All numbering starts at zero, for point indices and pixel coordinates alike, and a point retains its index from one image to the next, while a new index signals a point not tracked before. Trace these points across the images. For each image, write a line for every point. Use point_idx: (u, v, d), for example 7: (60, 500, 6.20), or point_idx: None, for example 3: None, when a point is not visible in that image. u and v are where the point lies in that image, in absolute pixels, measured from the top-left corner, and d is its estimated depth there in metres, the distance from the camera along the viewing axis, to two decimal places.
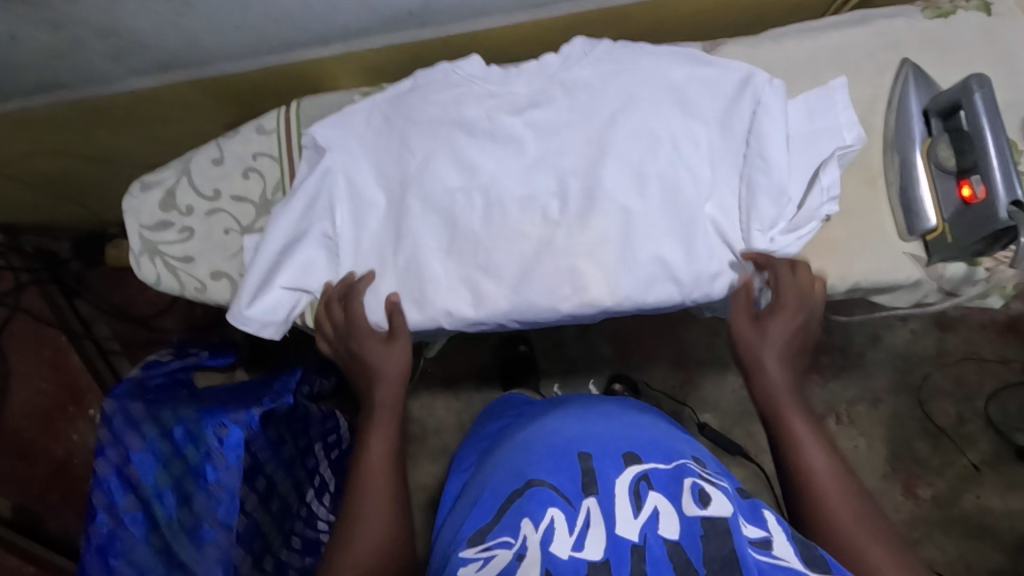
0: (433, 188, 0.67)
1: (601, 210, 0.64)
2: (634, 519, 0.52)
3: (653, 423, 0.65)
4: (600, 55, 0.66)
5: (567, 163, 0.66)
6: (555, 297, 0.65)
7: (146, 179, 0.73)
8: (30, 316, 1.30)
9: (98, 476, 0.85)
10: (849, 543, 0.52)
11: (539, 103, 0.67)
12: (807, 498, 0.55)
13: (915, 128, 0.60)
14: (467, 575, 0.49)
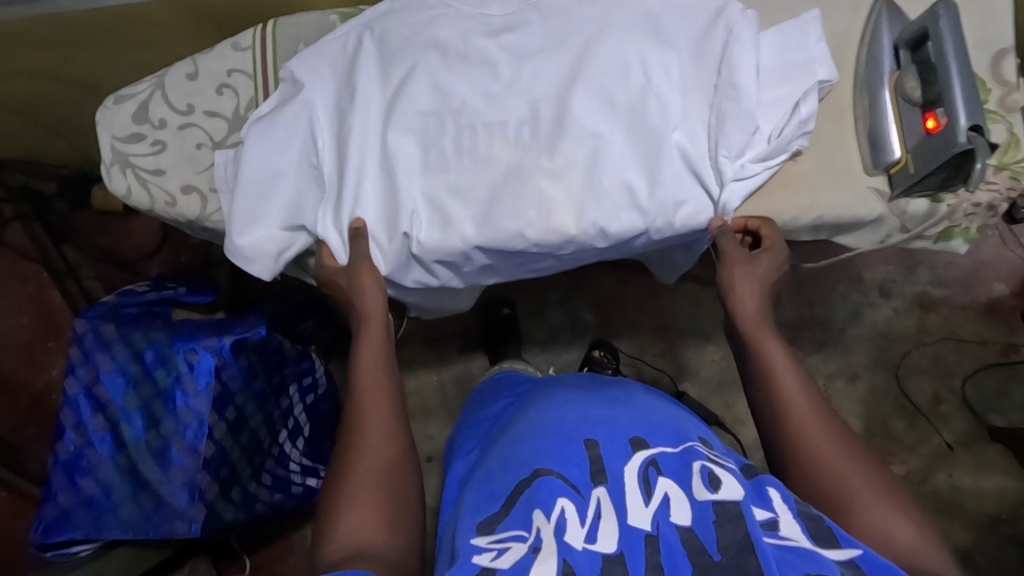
0: (405, 109, 0.65)
1: (569, 136, 0.63)
2: (645, 508, 0.52)
3: (657, 407, 0.66)
4: None
5: (543, 89, 0.64)
6: (521, 221, 0.63)
7: (120, 92, 0.73)
8: (14, 251, 1.34)
9: (68, 395, 0.86)
10: (824, 462, 0.53)
11: (515, 27, 0.66)
12: (784, 421, 0.56)
13: (884, 61, 0.61)
14: (481, 561, 0.48)
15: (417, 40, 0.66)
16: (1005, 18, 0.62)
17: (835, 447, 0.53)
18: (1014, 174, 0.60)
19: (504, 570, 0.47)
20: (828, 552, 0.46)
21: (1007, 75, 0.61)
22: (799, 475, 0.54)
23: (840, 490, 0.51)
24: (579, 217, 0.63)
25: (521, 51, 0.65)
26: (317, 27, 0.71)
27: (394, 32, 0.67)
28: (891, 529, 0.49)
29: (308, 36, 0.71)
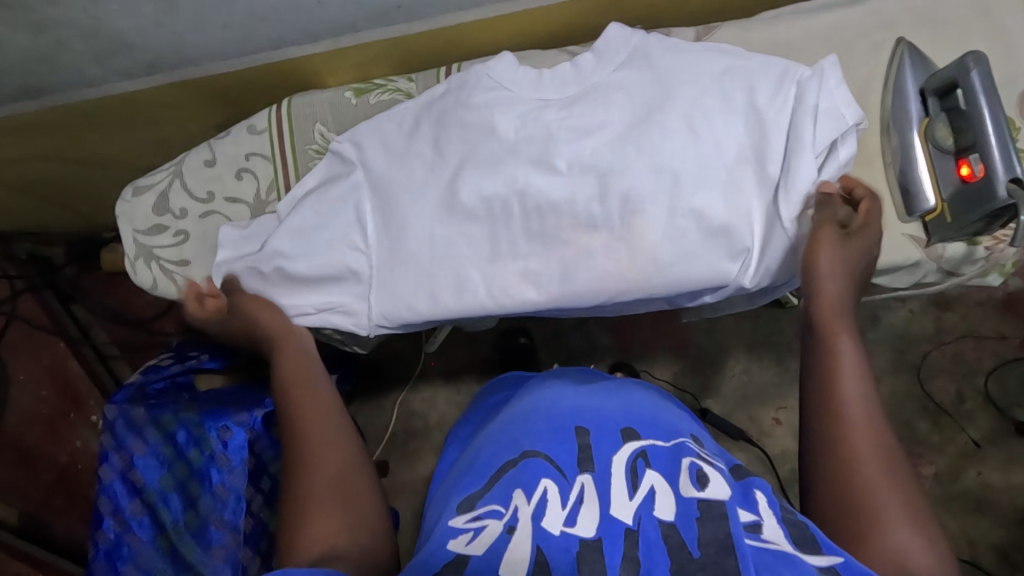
0: (466, 192, 0.67)
1: (642, 217, 0.66)
2: (628, 500, 0.54)
3: (647, 397, 0.69)
4: (631, 59, 0.66)
5: (602, 166, 0.66)
6: (599, 287, 0.67)
7: (139, 183, 0.73)
8: (28, 323, 1.30)
9: (104, 482, 0.86)
10: (861, 463, 0.51)
11: (569, 107, 0.67)
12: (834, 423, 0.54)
13: (911, 106, 0.60)
14: (456, 547, 0.50)
15: (473, 127, 0.67)
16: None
17: (865, 439, 0.52)
18: None
19: (477, 554, 0.49)
20: (809, 558, 0.47)
21: None
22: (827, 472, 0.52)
23: (861, 487, 0.50)
24: (660, 283, 0.66)
25: (577, 135, 0.67)
26: (334, 106, 0.72)
27: (453, 116, 0.68)
28: (900, 525, 0.48)
29: (324, 115, 0.71)
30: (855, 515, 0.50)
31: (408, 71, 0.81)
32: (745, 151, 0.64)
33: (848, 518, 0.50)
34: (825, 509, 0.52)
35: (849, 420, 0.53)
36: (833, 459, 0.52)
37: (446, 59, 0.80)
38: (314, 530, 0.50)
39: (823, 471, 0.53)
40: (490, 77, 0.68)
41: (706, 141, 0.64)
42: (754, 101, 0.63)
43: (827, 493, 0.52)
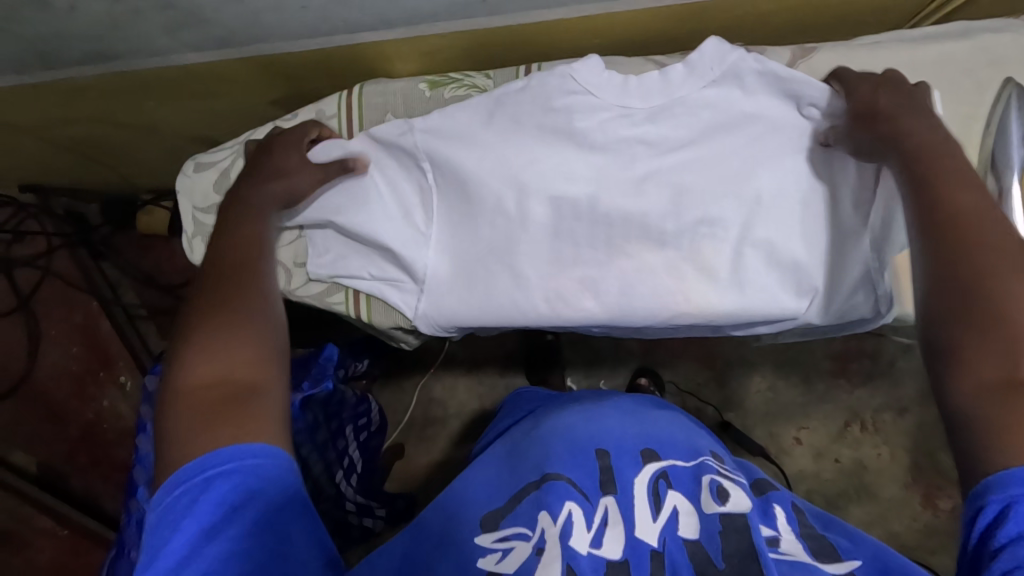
0: (538, 194, 0.66)
1: (711, 240, 0.65)
2: (653, 522, 0.55)
3: (669, 418, 0.68)
4: (726, 77, 0.63)
5: (678, 187, 0.65)
6: (664, 309, 0.66)
7: (201, 159, 0.71)
8: (63, 280, 1.31)
9: (141, 452, 0.86)
10: (998, 320, 0.46)
11: (653, 122, 0.64)
12: (968, 271, 0.48)
13: (1015, 152, 0.60)
14: (486, 566, 0.52)
15: (548, 130, 0.65)
16: None
17: (1009, 269, 0.47)
18: None
19: (508, 572, 0.51)
20: (827, 566, 0.51)
21: None
22: (944, 340, 0.47)
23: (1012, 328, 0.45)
24: (728, 316, 0.65)
25: (658, 154, 0.65)
26: (405, 99, 0.69)
27: (531, 117, 0.65)
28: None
29: (395, 106, 0.69)
30: (993, 389, 0.43)
31: (479, 65, 0.79)
32: (833, 189, 0.64)
33: (997, 357, 0.44)
34: (956, 366, 0.46)
35: (988, 269, 0.48)
36: (966, 318, 0.47)
37: (519, 55, 0.77)
38: (210, 362, 0.50)
39: (965, 308, 0.47)
40: (576, 78, 0.64)
41: (790, 173, 0.64)
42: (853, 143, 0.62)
43: (962, 349, 0.46)
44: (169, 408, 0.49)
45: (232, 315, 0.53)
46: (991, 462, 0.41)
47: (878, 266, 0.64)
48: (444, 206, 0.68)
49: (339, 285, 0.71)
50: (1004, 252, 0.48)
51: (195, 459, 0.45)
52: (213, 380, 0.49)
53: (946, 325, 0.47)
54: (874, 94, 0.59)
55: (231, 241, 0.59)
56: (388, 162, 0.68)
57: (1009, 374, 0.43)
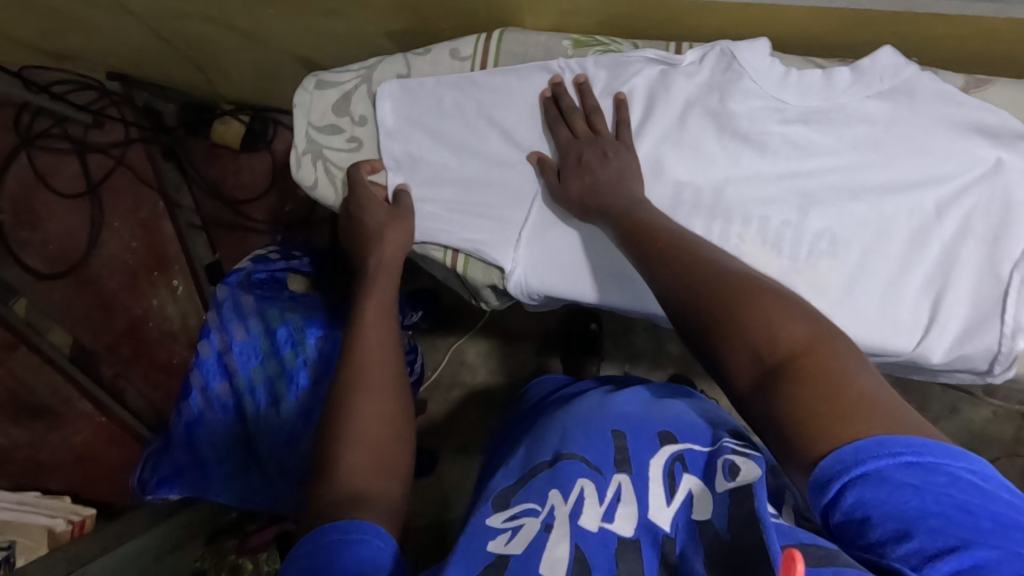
0: (660, 176, 0.64)
1: (829, 256, 0.61)
2: (666, 507, 0.47)
3: (701, 409, 0.59)
4: (891, 92, 0.60)
5: (810, 195, 0.62)
6: None
7: (323, 77, 0.70)
8: (133, 171, 1.31)
9: (201, 356, 0.87)
10: (731, 309, 0.44)
11: (805, 123, 0.61)
12: (693, 264, 0.49)
13: None
14: (495, 548, 0.45)
15: (690, 110, 0.63)
16: None
17: (716, 280, 0.47)
18: None
19: (516, 554, 0.44)
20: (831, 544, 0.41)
21: None
22: (708, 353, 0.44)
23: (722, 305, 0.44)
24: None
25: (800, 156, 0.62)
26: (547, 52, 0.66)
27: (682, 93, 0.63)
28: (791, 335, 0.41)
29: (534, 57, 0.66)
30: (756, 375, 0.40)
31: (610, 35, 0.75)
32: (966, 225, 0.60)
33: (741, 348, 0.42)
34: (722, 366, 0.43)
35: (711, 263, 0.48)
36: (709, 323, 0.44)
37: (656, 33, 0.72)
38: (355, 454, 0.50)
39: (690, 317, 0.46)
40: (739, 59, 0.61)
41: (924, 198, 0.60)
42: (1010, 189, 0.59)
43: (727, 347, 0.43)
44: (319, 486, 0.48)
45: (370, 398, 0.53)
46: (819, 441, 0.35)
47: (1007, 327, 0.58)
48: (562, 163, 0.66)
49: (440, 247, 0.69)
50: (717, 267, 0.48)
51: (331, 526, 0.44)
52: (357, 467, 0.49)
53: (692, 335, 0.46)
54: None
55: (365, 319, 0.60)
56: (518, 106, 0.66)
57: (760, 359, 0.41)
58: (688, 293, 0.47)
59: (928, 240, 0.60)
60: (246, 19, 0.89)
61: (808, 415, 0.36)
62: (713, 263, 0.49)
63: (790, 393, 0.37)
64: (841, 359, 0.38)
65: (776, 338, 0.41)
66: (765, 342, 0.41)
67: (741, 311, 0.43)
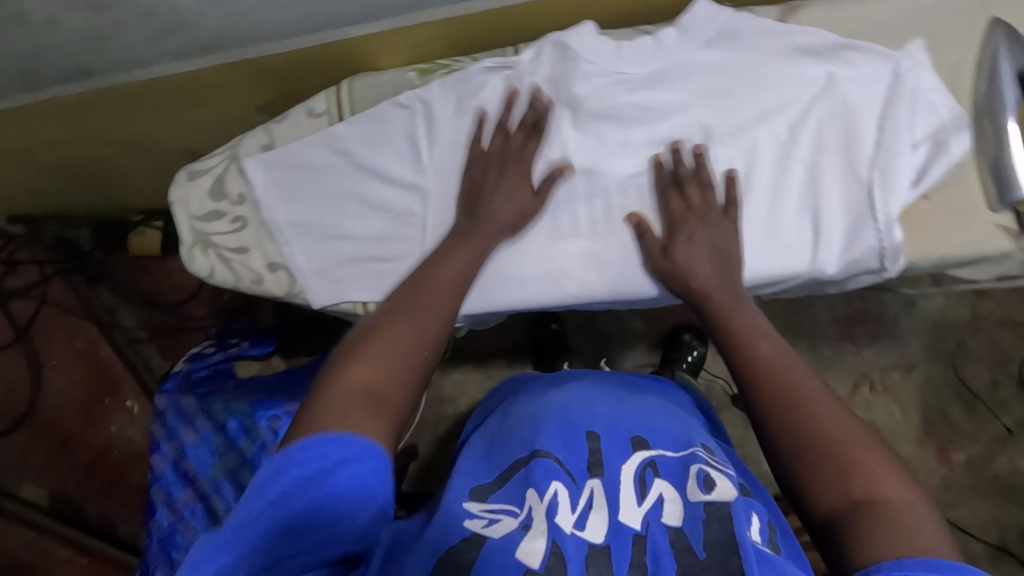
0: (534, 172, 0.65)
1: (709, 204, 0.64)
2: (636, 507, 0.47)
3: (665, 403, 0.60)
4: (718, 38, 0.63)
5: (676, 153, 0.64)
6: (665, 276, 0.64)
7: (194, 168, 0.70)
8: (59, 307, 1.30)
9: (157, 471, 0.86)
10: (827, 444, 0.45)
11: (649, 88, 0.64)
12: (784, 384, 0.50)
13: (1008, 93, 0.59)
14: (472, 526, 0.46)
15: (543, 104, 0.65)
16: None
17: (809, 404, 0.48)
18: None
19: (493, 539, 0.45)
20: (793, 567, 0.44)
21: None
22: (792, 472, 0.46)
23: (819, 439, 0.46)
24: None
25: (654, 118, 0.64)
26: (395, 87, 0.68)
27: (530, 92, 0.65)
28: (882, 483, 0.43)
29: (385, 95, 0.68)
30: (834, 511, 0.43)
31: (467, 53, 0.76)
32: (820, 140, 0.63)
33: (831, 481, 0.44)
34: (803, 493, 0.45)
35: (800, 390, 0.49)
36: (804, 451, 0.46)
37: (504, 40, 0.75)
38: (362, 371, 0.48)
39: (778, 431, 0.48)
40: (570, 44, 0.64)
41: (776, 126, 0.63)
42: (846, 97, 0.62)
43: (813, 476, 0.45)
44: (320, 392, 0.47)
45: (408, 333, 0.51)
46: (880, 553, 0.39)
47: (880, 223, 0.61)
48: (441, 188, 0.66)
49: (348, 301, 0.69)
50: (811, 391, 0.49)
51: (315, 434, 0.43)
52: (371, 382, 0.47)
53: (775, 451, 0.47)
54: (853, 67, 0.61)
55: (446, 265, 0.58)
56: (384, 146, 0.67)
57: (844, 495, 0.43)
58: (780, 414, 0.48)
59: (789, 163, 0.63)
60: (121, 127, 0.89)
61: (871, 550, 0.39)
62: (810, 384, 0.50)
63: (863, 535, 0.40)
64: (920, 517, 0.41)
65: (867, 480, 0.43)
66: (854, 481, 0.43)
67: (835, 450, 0.45)
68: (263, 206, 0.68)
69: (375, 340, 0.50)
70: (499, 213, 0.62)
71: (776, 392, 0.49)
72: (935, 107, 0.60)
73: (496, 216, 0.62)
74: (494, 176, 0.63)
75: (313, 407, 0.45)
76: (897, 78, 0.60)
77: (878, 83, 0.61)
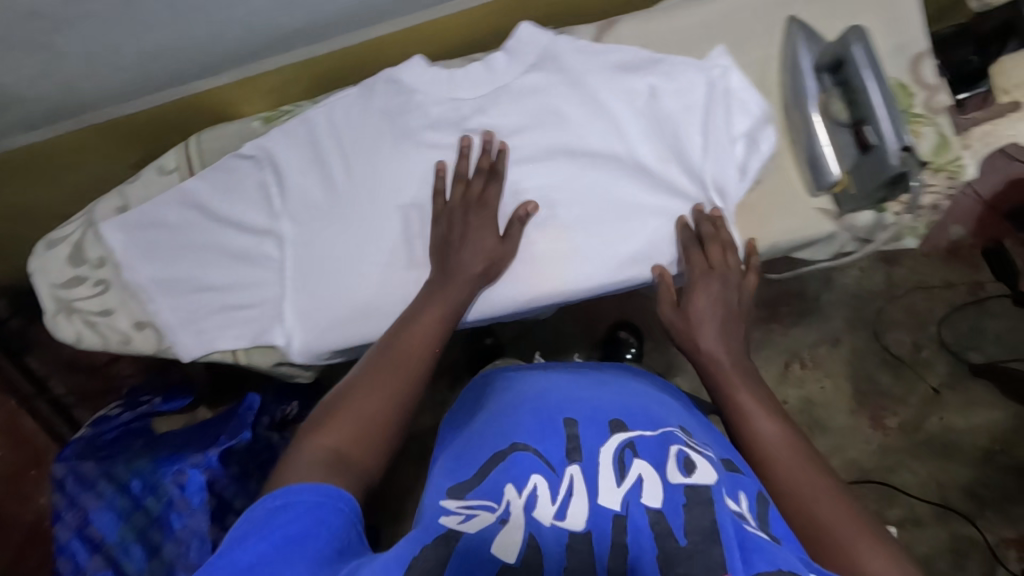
0: (382, 206, 0.67)
1: (552, 220, 0.65)
2: (616, 487, 0.46)
3: (643, 389, 0.60)
4: (542, 61, 0.66)
5: (516, 173, 0.66)
6: (517, 294, 0.65)
7: (53, 236, 0.71)
8: None
9: (60, 541, 0.85)
10: (833, 529, 0.47)
11: (481, 114, 0.66)
12: (797, 467, 0.51)
13: (810, 84, 0.61)
14: (449, 523, 0.44)
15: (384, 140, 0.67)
16: (916, 25, 0.62)
17: (819, 488, 0.49)
18: (949, 174, 0.61)
19: (470, 534, 0.43)
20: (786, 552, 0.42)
21: (928, 78, 0.61)
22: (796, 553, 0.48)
23: (818, 524, 0.47)
24: (583, 290, 0.64)
25: (490, 141, 0.66)
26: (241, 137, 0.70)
27: (372, 130, 0.67)
28: (877, 572, 0.44)
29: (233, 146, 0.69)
30: None
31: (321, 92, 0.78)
32: (652, 149, 0.65)
33: (837, 571, 0.45)
34: None
35: (808, 473, 0.50)
36: (806, 534, 0.48)
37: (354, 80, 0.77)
38: (333, 435, 0.49)
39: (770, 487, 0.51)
40: (402, 79, 0.67)
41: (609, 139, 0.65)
42: (667, 106, 0.64)
43: (816, 562, 0.46)
44: (292, 456, 0.48)
45: (381, 399, 0.52)
46: None
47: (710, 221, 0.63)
48: (295, 231, 0.68)
49: (215, 351, 0.69)
50: (821, 479, 0.50)
51: (285, 490, 0.44)
52: (341, 448, 0.48)
53: (782, 532, 0.49)
54: (670, 76, 0.64)
55: (417, 318, 0.59)
56: (236, 196, 0.68)
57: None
58: (786, 496, 0.50)
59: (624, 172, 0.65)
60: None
61: None
62: (825, 474, 0.51)
63: None
64: None
65: (864, 569, 0.44)
66: (855, 571, 0.44)
67: (840, 538, 0.46)
68: (123, 267, 0.69)
69: (350, 403, 0.52)
70: (467, 262, 0.62)
71: (781, 480, 0.51)
72: (746, 109, 0.63)
73: (464, 268, 0.62)
74: (464, 243, 0.62)
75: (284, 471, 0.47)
76: (708, 81, 0.63)
77: (693, 88, 0.64)
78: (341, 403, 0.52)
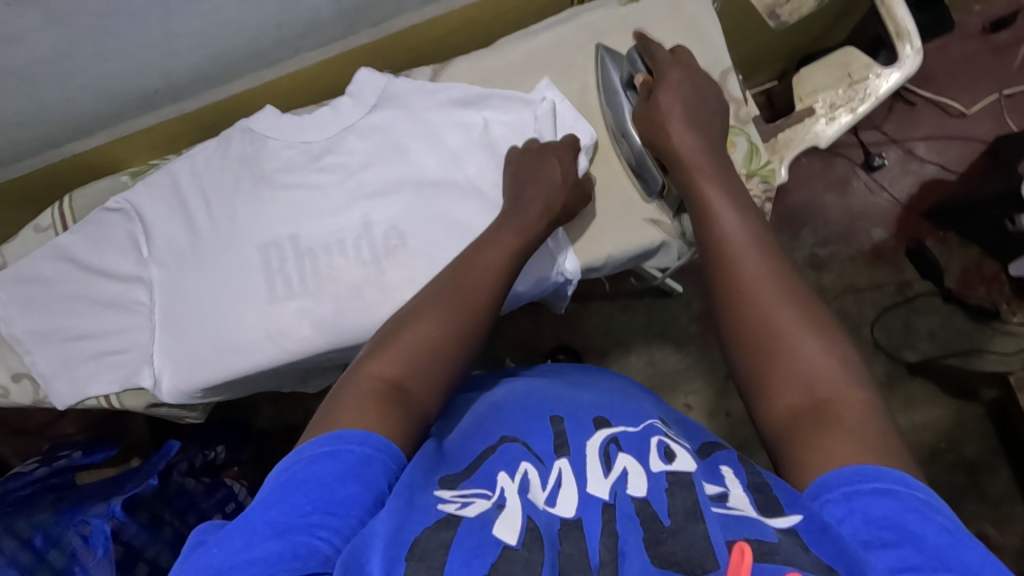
0: (242, 243, 0.69)
1: (402, 245, 0.67)
2: (604, 479, 0.41)
3: (615, 391, 0.59)
4: (383, 103, 0.71)
5: (365, 205, 0.69)
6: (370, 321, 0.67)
7: None
8: None
9: None
10: (786, 340, 0.45)
11: (331, 153, 0.71)
12: (755, 272, 0.49)
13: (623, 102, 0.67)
14: (447, 509, 0.39)
15: (243, 182, 0.70)
16: (721, 46, 0.68)
17: (786, 306, 0.47)
18: (763, 179, 0.65)
19: (467, 518, 0.38)
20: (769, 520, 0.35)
21: (733, 91, 0.67)
22: (748, 370, 0.47)
23: (763, 326, 0.47)
24: None
25: (341, 178, 0.70)
26: None
27: (234, 173, 0.71)
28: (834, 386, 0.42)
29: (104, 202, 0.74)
30: (786, 411, 0.43)
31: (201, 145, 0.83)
32: (490, 174, 0.69)
33: (787, 382, 0.44)
34: (759, 396, 0.45)
35: (757, 276, 0.49)
36: (752, 348, 0.47)
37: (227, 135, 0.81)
38: (385, 360, 0.49)
39: (735, 331, 0.48)
40: (257, 128, 0.72)
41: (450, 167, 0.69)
42: (500, 136, 0.69)
43: (764, 377, 0.45)
44: (345, 383, 0.48)
45: (440, 323, 0.52)
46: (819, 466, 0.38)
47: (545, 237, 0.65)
48: (159, 275, 0.70)
49: (91, 396, 0.72)
50: (784, 291, 0.48)
51: (336, 433, 0.42)
52: (400, 370, 0.48)
53: (738, 363, 0.48)
54: (500, 109, 0.69)
55: (489, 249, 0.58)
56: (107, 247, 0.72)
57: (794, 397, 0.43)
58: (736, 315, 0.48)
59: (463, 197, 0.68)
60: None
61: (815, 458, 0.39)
62: (792, 283, 0.49)
63: (800, 438, 0.41)
64: (853, 418, 0.40)
65: (813, 381, 0.43)
66: (807, 375, 0.43)
67: (793, 347, 0.45)
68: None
69: (412, 326, 0.52)
70: (548, 196, 0.62)
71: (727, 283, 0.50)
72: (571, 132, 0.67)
73: (549, 201, 0.62)
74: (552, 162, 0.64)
75: (342, 391, 0.47)
76: (536, 108, 0.68)
77: (521, 118, 0.69)
78: (401, 328, 0.52)
